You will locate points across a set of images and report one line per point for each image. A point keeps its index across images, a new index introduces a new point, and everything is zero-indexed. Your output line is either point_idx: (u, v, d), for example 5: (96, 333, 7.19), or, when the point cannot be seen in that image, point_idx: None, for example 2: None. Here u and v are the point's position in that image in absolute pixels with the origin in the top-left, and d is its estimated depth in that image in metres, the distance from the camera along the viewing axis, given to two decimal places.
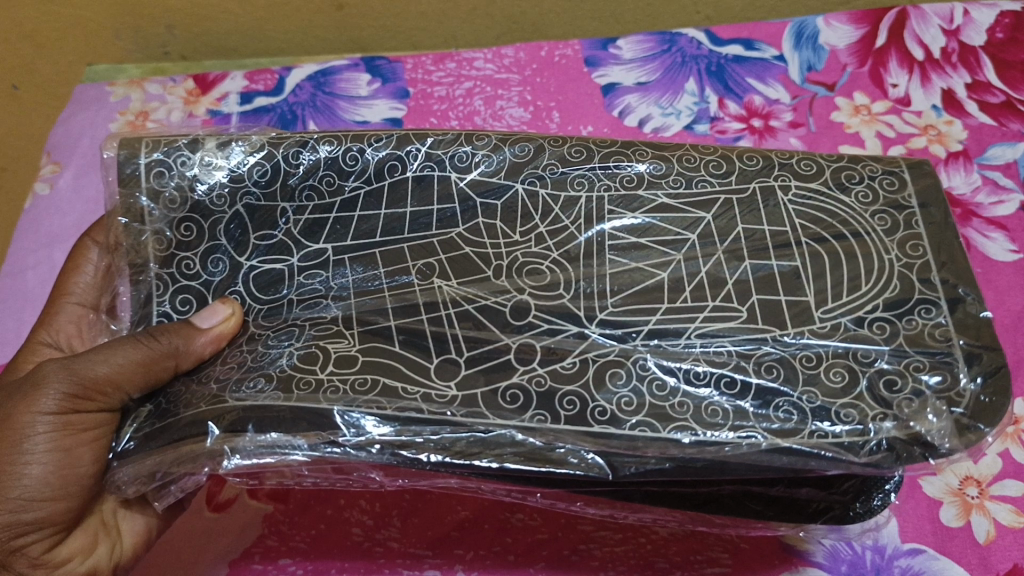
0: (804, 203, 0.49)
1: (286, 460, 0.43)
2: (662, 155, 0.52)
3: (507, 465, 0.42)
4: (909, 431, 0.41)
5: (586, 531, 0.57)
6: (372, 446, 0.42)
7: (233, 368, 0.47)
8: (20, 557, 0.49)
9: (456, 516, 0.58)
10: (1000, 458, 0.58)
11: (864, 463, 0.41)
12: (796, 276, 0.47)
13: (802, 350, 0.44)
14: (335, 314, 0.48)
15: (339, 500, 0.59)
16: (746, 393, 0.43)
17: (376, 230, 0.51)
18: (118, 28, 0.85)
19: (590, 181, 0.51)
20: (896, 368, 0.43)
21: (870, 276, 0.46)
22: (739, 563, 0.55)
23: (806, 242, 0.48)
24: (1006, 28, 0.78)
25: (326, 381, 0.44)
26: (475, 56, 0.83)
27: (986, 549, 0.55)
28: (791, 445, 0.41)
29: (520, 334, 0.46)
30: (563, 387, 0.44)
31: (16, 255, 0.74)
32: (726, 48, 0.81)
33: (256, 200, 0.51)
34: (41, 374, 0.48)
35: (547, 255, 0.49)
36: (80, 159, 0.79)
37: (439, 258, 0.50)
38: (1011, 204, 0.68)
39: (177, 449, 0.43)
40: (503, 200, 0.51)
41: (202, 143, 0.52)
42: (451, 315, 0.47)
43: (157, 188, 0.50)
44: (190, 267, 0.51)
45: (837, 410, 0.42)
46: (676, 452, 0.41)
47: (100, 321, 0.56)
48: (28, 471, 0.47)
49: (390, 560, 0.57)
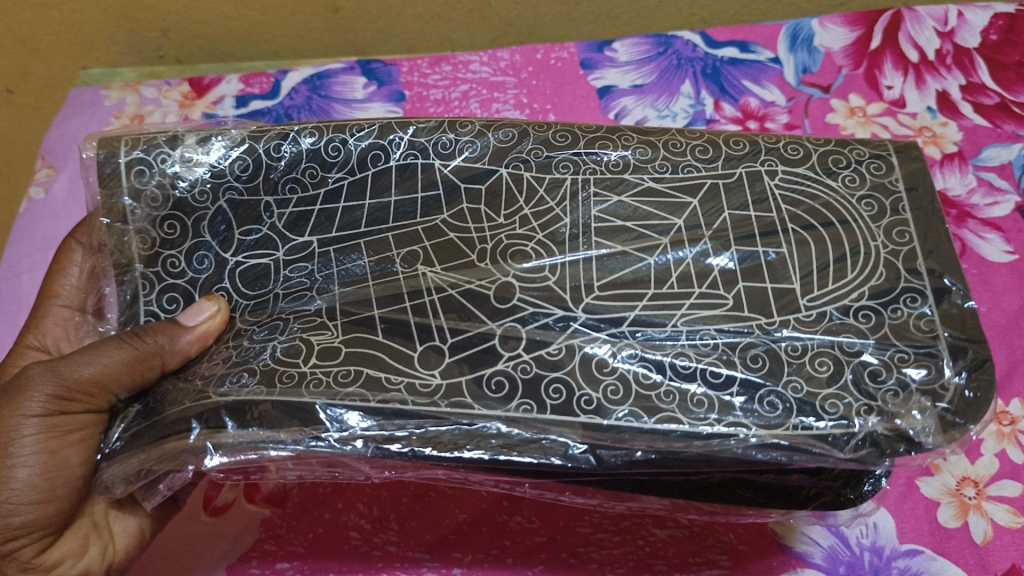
0: (791, 191, 0.49)
1: (269, 456, 0.42)
2: (649, 141, 0.52)
3: (495, 457, 0.42)
4: (894, 427, 0.41)
5: (584, 533, 0.57)
6: (356, 441, 0.42)
7: (218, 364, 0.46)
8: (10, 561, 0.49)
9: (454, 519, 0.58)
10: (998, 458, 0.58)
11: (848, 459, 0.41)
12: (782, 263, 0.47)
13: (787, 341, 0.44)
14: (319, 306, 0.48)
15: (337, 504, 0.59)
16: (731, 384, 0.43)
17: (360, 220, 0.51)
18: (111, 32, 0.85)
19: (576, 163, 0.51)
20: (880, 360, 0.43)
21: (855, 263, 0.46)
22: (737, 564, 0.55)
23: (793, 230, 0.48)
24: (999, 30, 0.79)
25: (309, 374, 0.44)
26: (470, 58, 0.83)
27: (985, 549, 0.55)
28: (777, 440, 0.41)
29: (506, 319, 0.46)
30: (549, 374, 0.44)
31: (11, 260, 0.74)
32: (721, 50, 0.81)
33: (239, 194, 0.51)
34: (26, 377, 0.47)
35: (531, 237, 0.49)
36: (72, 163, 0.79)
37: (424, 246, 0.50)
38: (1007, 205, 0.68)
39: (161, 447, 0.42)
40: (488, 185, 0.51)
41: (183, 139, 0.51)
42: (434, 299, 0.47)
43: (139, 187, 0.50)
44: (175, 265, 0.50)
45: (821, 402, 0.42)
46: (662, 444, 0.41)
47: (89, 321, 0.55)
48: (16, 474, 0.46)
49: (388, 563, 0.57)
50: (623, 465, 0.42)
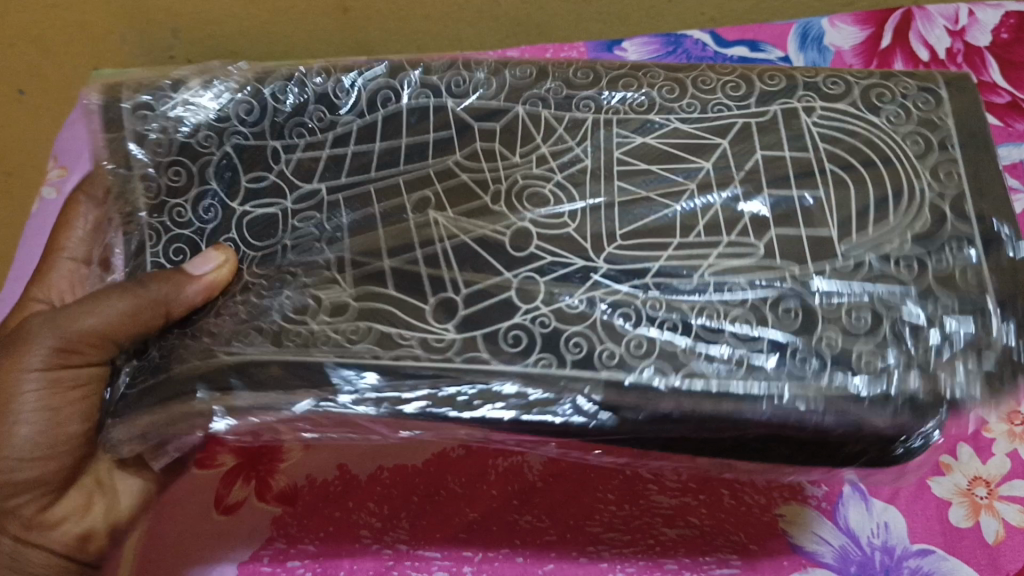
0: (829, 127, 0.49)
1: (279, 417, 0.42)
2: (676, 77, 0.51)
3: (518, 419, 0.41)
4: (932, 388, 0.41)
5: (594, 533, 0.55)
6: (367, 402, 0.41)
7: (227, 321, 0.45)
8: (10, 518, 0.51)
9: (465, 518, 0.56)
10: (1010, 458, 0.56)
11: (889, 424, 0.40)
12: (819, 210, 0.45)
13: (824, 296, 0.43)
14: (328, 258, 0.46)
15: (348, 502, 0.57)
16: (763, 345, 0.41)
17: (369, 164, 0.49)
18: (123, 32, 0.86)
19: (595, 104, 0.50)
20: (923, 315, 0.42)
21: (900, 206, 0.45)
22: (750, 565, 0.54)
23: (831, 171, 0.47)
24: (1010, 29, 0.78)
25: (321, 333, 0.43)
26: (479, 57, 0.83)
27: (996, 549, 0.53)
28: (813, 402, 0.40)
29: (522, 269, 0.44)
30: (569, 328, 0.42)
31: (22, 261, 0.74)
32: (731, 50, 0.81)
33: (243, 138, 0.50)
34: (26, 332, 0.48)
35: (548, 177, 0.48)
36: (82, 163, 0.79)
37: (435, 189, 0.48)
38: (1017, 205, 0.68)
39: (172, 408, 0.42)
40: (502, 122, 0.50)
41: (186, 84, 0.51)
42: (447, 241, 0.45)
43: (142, 131, 0.50)
44: (181, 215, 0.49)
45: (855, 358, 0.41)
46: (691, 407, 0.40)
47: (94, 273, 0.54)
48: (16, 431, 0.47)
49: (399, 561, 0.55)
50: (650, 425, 0.41)
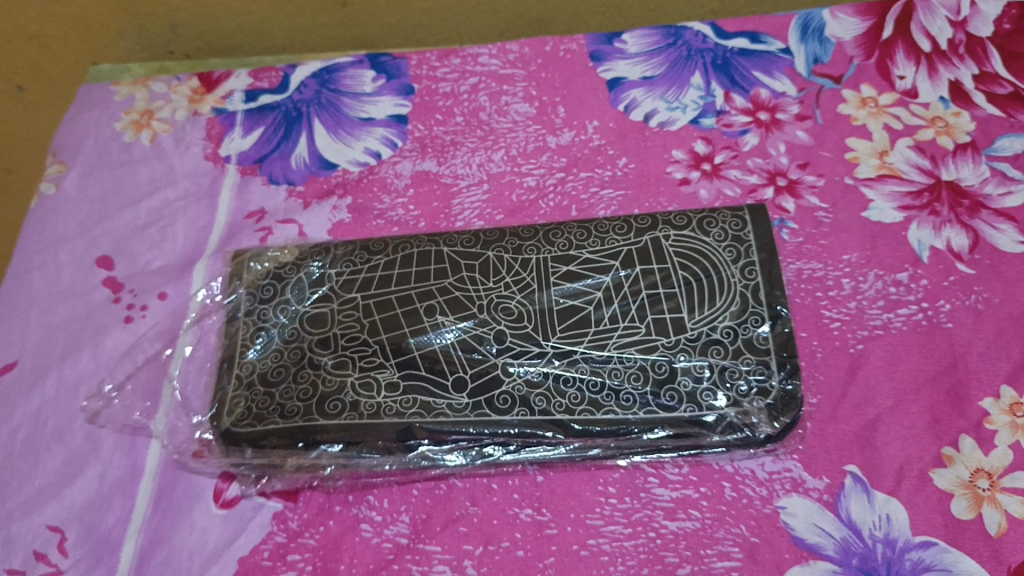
0: (686, 255, 0.65)
1: (338, 465, 0.61)
2: (590, 230, 0.67)
3: (504, 457, 0.60)
4: (752, 404, 0.59)
5: (594, 526, 0.57)
6: (391, 448, 0.60)
7: (285, 373, 0.63)
8: None
9: (465, 512, 0.58)
10: (1012, 450, 0.57)
11: (740, 421, 0.59)
12: (682, 293, 0.63)
13: (686, 339, 0.61)
14: (346, 321, 0.65)
15: (348, 496, 0.60)
16: (647, 382, 0.60)
17: (370, 247, 0.69)
18: (122, 29, 0.86)
19: (528, 227, 0.69)
20: (751, 348, 0.61)
21: (743, 279, 0.64)
22: (751, 558, 0.55)
23: (690, 264, 0.65)
24: (1012, 19, 0.78)
25: (384, 403, 0.61)
26: (479, 52, 0.83)
27: (998, 541, 0.54)
28: (684, 422, 0.59)
29: (478, 342, 0.63)
30: (502, 387, 0.61)
31: (22, 257, 0.74)
32: (731, 42, 0.80)
33: (276, 252, 0.70)
34: None
35: (513, 295, 0.65)
36: (85, 162, 0.80)
37: (412, 272, 0.66)
38: (1020, 195, 0.68)
39: (278, 463, 0.61)
40: (449, 238, 0.68)
41: (237, 230, 0.74)
42: (454, 341, 0.63)
43: (208, 281, 0.71)
44: (242, 306, 0.67)
45: (707, 389, 0.60)
46: (604, 442, 0.60)
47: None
48: None
49: (399, 556, 0.57)
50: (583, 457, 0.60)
